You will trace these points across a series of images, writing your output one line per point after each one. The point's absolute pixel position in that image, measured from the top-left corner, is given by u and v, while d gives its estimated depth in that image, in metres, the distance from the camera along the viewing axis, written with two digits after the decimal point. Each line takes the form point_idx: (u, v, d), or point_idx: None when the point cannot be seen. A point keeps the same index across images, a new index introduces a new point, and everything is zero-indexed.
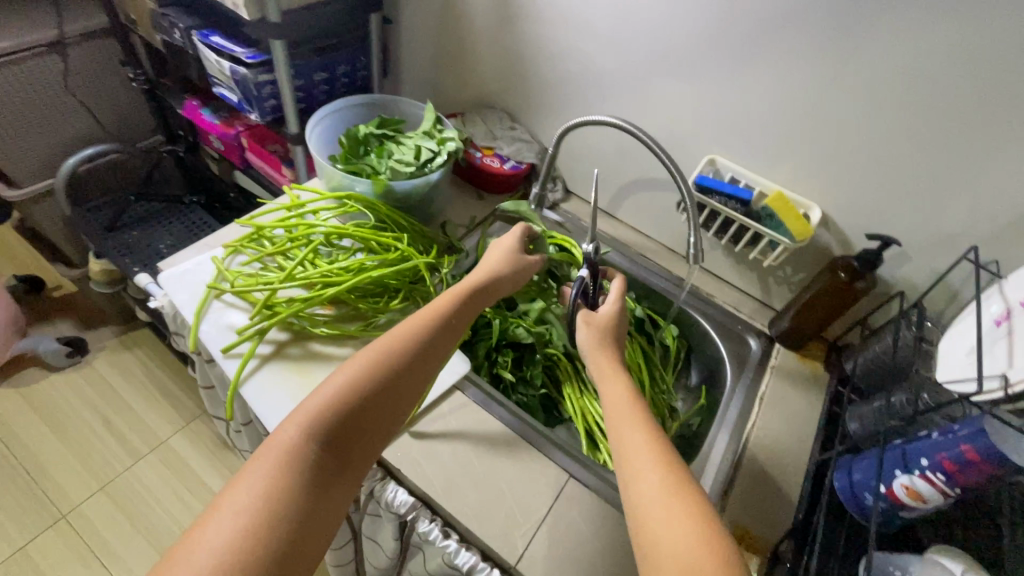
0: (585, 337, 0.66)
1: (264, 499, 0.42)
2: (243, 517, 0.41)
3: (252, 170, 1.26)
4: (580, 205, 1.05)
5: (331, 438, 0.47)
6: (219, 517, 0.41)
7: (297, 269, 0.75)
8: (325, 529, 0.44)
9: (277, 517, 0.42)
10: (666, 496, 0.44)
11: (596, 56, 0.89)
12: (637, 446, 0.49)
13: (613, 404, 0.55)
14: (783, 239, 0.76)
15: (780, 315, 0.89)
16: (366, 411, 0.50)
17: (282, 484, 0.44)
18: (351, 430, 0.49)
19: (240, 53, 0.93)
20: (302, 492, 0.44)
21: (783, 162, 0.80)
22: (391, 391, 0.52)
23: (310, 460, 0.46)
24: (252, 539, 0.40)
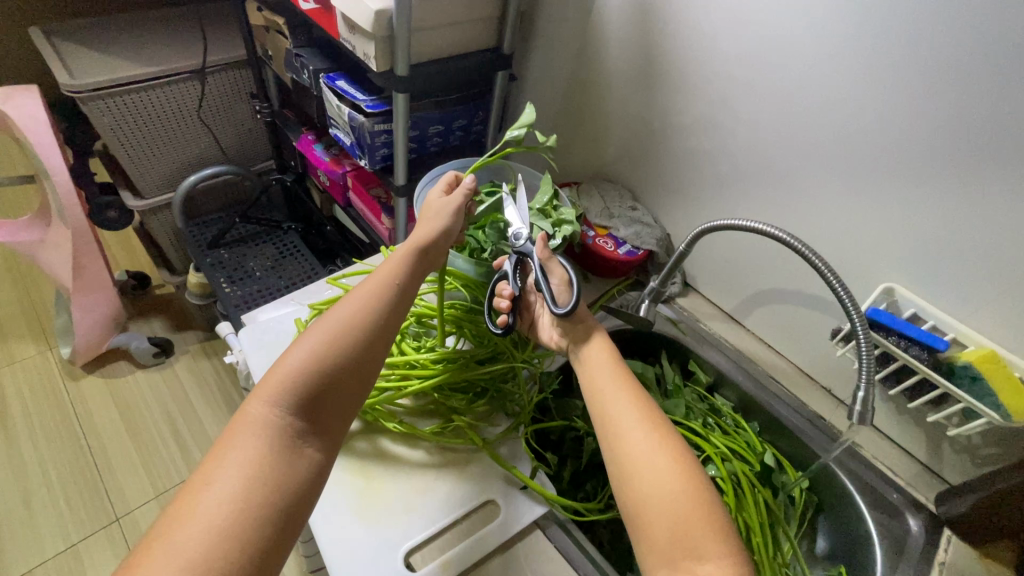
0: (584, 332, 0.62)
1: (249, 470, 0.46)
2: (231, 490, 0.44)
3: (352, 209, 1.24)
4: (699, 303, 0.91)
5: (300, 406, 0.50)
6: (202, 496, 0.43)
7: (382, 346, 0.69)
8: (313, 486, 0.48)
9: (261, 485, 0.45)
10: (670, 477, 0.47)
11: (746, 144, 0.77)
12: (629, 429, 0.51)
13: (602, 381, 0.56)
14: (991, 413, 0.58)
15: (955, 492, 0.68)
16: (333, 379, 0.52)
17: (260, 457, 0.47)
18: (321, 398, 0.51)
19: (362, 101, 0.91)
20: (281, 455, 0.47)
21: (995, 308, 0.61)
22: (351, 355, 0.53)
23: (283, 426, 0.49)
24: (242, 509, 0.43)
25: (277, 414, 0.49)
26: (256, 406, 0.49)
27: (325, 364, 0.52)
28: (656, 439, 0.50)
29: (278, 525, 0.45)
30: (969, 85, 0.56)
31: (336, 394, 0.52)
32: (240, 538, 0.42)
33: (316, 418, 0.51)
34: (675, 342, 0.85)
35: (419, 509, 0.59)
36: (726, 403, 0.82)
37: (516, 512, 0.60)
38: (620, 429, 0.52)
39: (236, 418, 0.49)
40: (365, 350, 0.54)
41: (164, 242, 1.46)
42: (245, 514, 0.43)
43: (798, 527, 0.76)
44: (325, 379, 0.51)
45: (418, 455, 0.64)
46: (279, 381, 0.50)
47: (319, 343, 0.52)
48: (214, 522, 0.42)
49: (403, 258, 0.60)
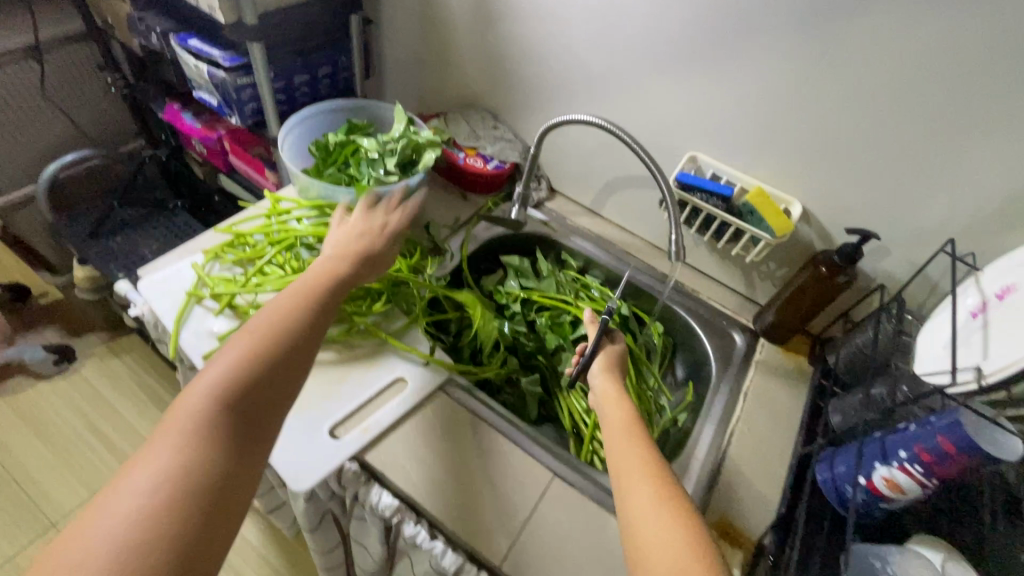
0: (608, 392, 0.66)
1: (171, 468, 0.43)
2: (150, 489, 0.41)
3: (237, 173, 1.25)
4: (565, 203, 1.05)
5: (236, 410, 0.48)
6: (117, 495, 0.40)
7: (280, 273, 0.76)
8: (241, 493, 0.45)
9: (182, 485, 0.42)
10: (652, 500, 0.48)
11: (574, 54, 0.89)
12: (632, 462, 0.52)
13: (614, 430, 0.59)
14: (764, 235, 0.77)
15: (764, 309, 0.89)
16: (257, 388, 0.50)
17: (184, 455, 0.44)
18: (250, 407, 0.49)
19: (217, 56, 0.93)
20: (205, 458, 0.45)
21: (764, 158, 0.80)
22: (280, 367, 0.53)
23: (211, 429, 0.46)
24: (165, 510, 0.40)
25: (211, 415, 0.47)
26: (182, 407, 0.47)
27: (256, 369, 0.51)
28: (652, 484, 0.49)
29: (196, 530, 0.41)
30: None
31: (261, 406, 0.50)
32: (161, 540, 0.39)
33: (250, 424, 0.49)
34: (545, 238, 0.99)
35: (337, 395, 0.69)
36: (596, 280, 0.98)
37: (421, 383, 0.72)
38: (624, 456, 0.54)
39: (163, 421, 0.46)
40: (295, 360, 0.54)
41: (37, 242, 1.38)
42: (169, 513, 0.40)
43: (661, 364, 0.94)
44: (258, 381, 0.51)
45: (330, 356, 0.73)
46: (208, 387, 0.49)
47: (251, 349, 0.52)
48: (135, 523, 0.39)
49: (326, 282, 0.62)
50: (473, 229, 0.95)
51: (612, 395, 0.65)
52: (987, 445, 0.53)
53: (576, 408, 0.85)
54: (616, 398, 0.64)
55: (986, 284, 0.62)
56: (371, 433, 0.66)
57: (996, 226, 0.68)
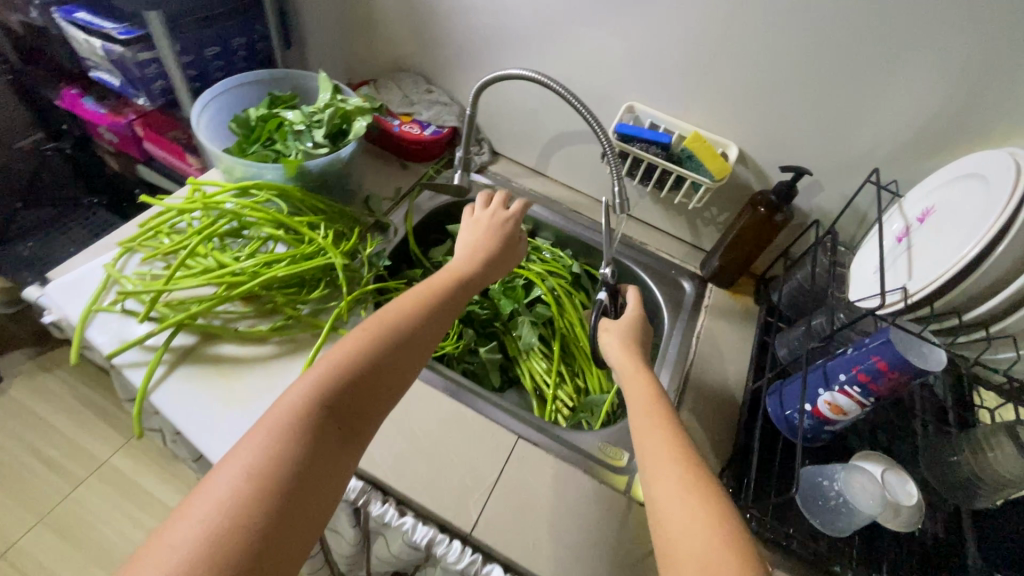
0: (623, 360, 0.66)
1: (279, 449, 0.43)
2: (258, 467, 0.42)
3: (154, 161, 1.16)
4: (509, 166, 1.03)
5: (346, 401, 0.48)
6: (228, 469, 0.41)
7: (203, 265, 0.70)
8: (330, 490, 0.44)
9: (286, 469, 0.42)
10: (685, 491, 0.47)
11: (504, 8, 0.85)
12: (655, 448, 0.52)
13: (638, 406, 0.58)
14: (703, 179, 0.77)
15: (710, 255, 0.91)
16: (368, 380, 0.50)
17: (293, 440, 0.44)
18: (355, 401, 0.49)
19: (111, 30, 0.83)
20: (308, 447, 0.44)
21: (700, 104, 0.80)
22: (386, 362, 0.52)
23: (318, 418, 0.46)
24: (256, 500, 0.40)
25: (317, 403, 0.46)
26: (295, 391, 0.47)
27: (371, 358, 0.51)
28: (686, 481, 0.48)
29: (289, 519, 0.40)
30: None
31: (364, 401, 0.49)
32: (259, 522, 0.39)
33: (353, 415, 0.48)
34: None
35: (282, 386, 0.65)
36: (546, 242, 0.97)
37: None
38: (643, 435, 0.54)
39: (277, 401, 0.47)
40: (411, 354, 0.54)
41: None
42: (259, 502, 0.40)
43: None
44: (371, 370, 0.51)
45: (269, 349, 0.68)
46: (323, 371, 0.49)
47: (373, 334, 0.53)
48: (225, 511, 0.39)
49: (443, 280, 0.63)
50: (416, 199, 0.92)
51: (632, 366, 0.64)
52: (915, 357, 0.55)
53: (537, 370, 0.86)
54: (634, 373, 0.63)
55: (908, 210, 0.66)
56: None
57: (915, 153, 0.72)
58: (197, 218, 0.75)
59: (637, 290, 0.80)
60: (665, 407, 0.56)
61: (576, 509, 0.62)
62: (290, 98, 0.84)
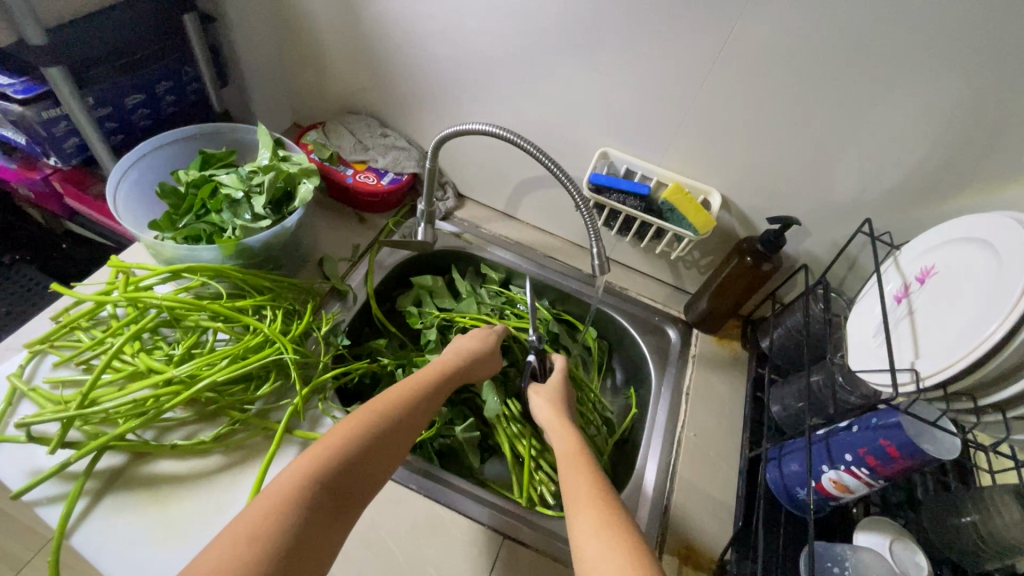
0: (546, 416, 0.69)
1: (270, 521, 0.42)
2: (248, 538, 0.41)
3: (80, 217, 1.04)
4: (477, 210, 0.96)
5: (343, 475, 0.49)
6: (218, 541, 0.40)
7: (130, 369, 0.60)
8: (310, 570, 0.43)
9: (273, 543, 0.41)
10: (597, 526, 0.47)
11: (460, 47, 0.78)
12: (579, 491, 0.52)
13: (564, 462, 0.59)
14: (686, 233, 0.72)
15: (695, 298, 0.86)
16: (362, 463, 0.51)
17: (285, 513, 0.44)
18: (346, 481, 0.49)
19: (6, 86, 0.72)
20: (299, 525, 0.44)
21: (678, 148, 0.75)
22: (381, 447, 0.53)
23: (312, 494, 0.46)
24: (257, 563, 0.40)
25: (313, 477, 0.47)
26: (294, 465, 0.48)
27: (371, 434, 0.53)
28: (598, 521, 0.47)
29: None
30: None
31: (355, 484, 0.50)
32: None
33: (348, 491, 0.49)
34: (459, 253, 0.90)
35: (230, 508, 0.57)
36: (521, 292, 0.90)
37: None
38: (571, 481, 0.55)
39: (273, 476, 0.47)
40: (405, 436, 0.56)
41: None
42: (257, 565, 0.39)
43: (598, 370, 0.90)
44: (369, 447, 0.52)
45: (214, 462, 0.60)
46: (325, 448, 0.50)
47: (377, 411, 0.55)
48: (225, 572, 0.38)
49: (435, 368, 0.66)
50: (377, 256, 0.84)
51: (558, 422, 0.67)
52: (930, 445, 0.52)
53: (518, 439, 0.79)
54: (563, 429, 0.65)
55: (905, 266, 0.62)
56: None
57: (909, 199, 0.67)
58: (121, 307, 0.66)
59: (563, 360, 0.79)
60: (589, 458, 0.58)
61: None
62: (225, 155, 0.75)
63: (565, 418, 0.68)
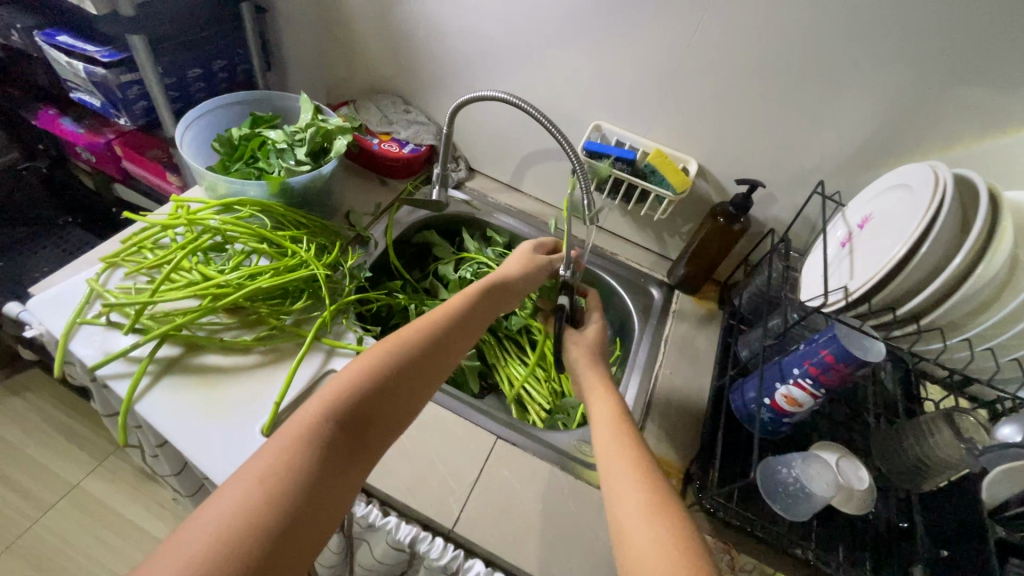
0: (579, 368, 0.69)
1: (286, 467, 0.45)
2: (265, 484, 0.43)
3: (133, 180, 1.17)
4: (485, 182, 1.08)
5: (357, 419, 0.50)
6: (236, 484, 0.42)
7: (187, 279, 0.72)
8: (331, 507, 0.46)
9: (291, 486, 0.44)
10: (643, 515, 0.46)
11: (475, 35, 0.91)
12: (618, 468, 0.52)
13: (604, 425, 0.58)
14: (665, 192, 0.83)
15: (676, 264, 0.97)
16: (378, 404, 0.52)
17: (301, 457, 0.46)
18: (365, 419, 0.51)
19: (94, 53, 0.85)
20: (315, 466, 0.46)
21: (661, 123, 0.86)
22: (398, 386, 0.54)
23: (328, 435, 0.48)
24: (265, 510, 0.41)
25: (328, 419, 0.49)
26: (312, 407, 0.49)
27: (386, 381, 0.53)
28: (645, 503, 0.48)
29: (284, 536, 0.41)
30: None
31: (375, 422, 0.52)
32: (260, 536, 0.40)
33: (363, 433, 0.50)
34: (468, 218, 1.01)
35: (267, 393, 0.67)
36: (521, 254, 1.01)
37: None
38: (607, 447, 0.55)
39: (292, 417, 0.49)
40: (422, 379, 0.56)
41: None
42: (270, 513, 0.42)
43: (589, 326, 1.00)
44: (384, 394, 0.53)
45: (254, 358, 0.70)
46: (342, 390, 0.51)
47: (394, 352, 0.55)
48: (236, 519, 0.40)
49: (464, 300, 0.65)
50: (396, 213, 0.96)
51: (599, 387, 0.65)
52: (857, 350, 0.61)
53: (515, 376, 0.89)
54: (605, 393, 0.63)
55: (850, 218, 0.72)
56: None
57: (856, 165, 0.78)
58: (180, 233, 0.77)
59: (595, 299, 0.83)
60: (633, 431, 0.56)
61: (552, 504, 0.65)
62: (271, 118, 0.87)
63: (602, 368, 0.69)
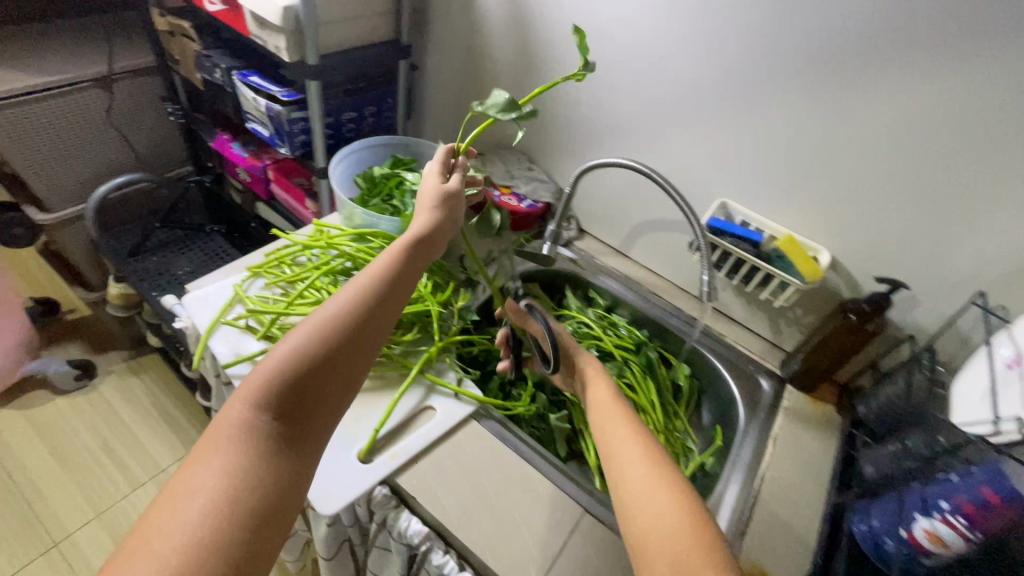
0: (592, 377, 0.68)
1: (229, 472, 0.45)
2: (208, 493, 0.44)
3: (276, 202, 1.30)
4: (594, 243, 1.09)
5: (284, 407, 0.50)
6: (181, 497, 0.43)
7: (316, 297, 0.77)
8: (294, 489, 0.48)
9: (244, 486, 0.45)
10: (649, 484, 0.50)
11: (608, 105, 0.94)
12: (626, 447, 0.55)
13: (601, 410, 0.61)
14: (794, 280, 0.79)
15: (791, 355, 0.90)
16: (310, 383, 0.51)
17: (242, 456, 0.47)
18: (299, 400, 0.51)
19: (277, 92, 0.99)
20: (260, 462, 0.47)
21: (792, 208, 0.83)
22: (333, 363, 0.53)
23: (265, 428, 0.49)
24: (227, 510, 0.43)
25: (260, 415, 0.49)
26: (238, 407, 0.49)
27: (310, 361, 0.52)
28: (652, 475, 0.51)
29: (247, 529, 0.43)
30: (755, 36, 0.75)
31: (315, 399, 0.52)
32: (223, 537, 0.42)
33: (297, 418, 0.51)
34: (574, 276, 1.02)
35: (368, 419, 0.70)
36: (623, 319, 0.99)
37: (450, 414, 0.72)
38: (625, 468, 0.53)
39: (219, 421, 0.49)
40: (353, 349, 0.54)
41: (79, 259, 1.44)
42: (233, 514, 0.43)
43: (685, 408, 0.94)
44: (313, 375, 0.52)
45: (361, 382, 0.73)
46: (264, 383, 0.50)
47: (312, 332, 0.53)
48: (193, 528, 0.41)
49: (391, 256, 0.61)
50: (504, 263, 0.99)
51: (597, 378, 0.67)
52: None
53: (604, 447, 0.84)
54: (600, 381, 0.66)
55: (1019, 335, 0.63)
56: (400, 458, 0.66)
57: None
58: (316, 254, 0.84)
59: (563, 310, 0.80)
60: (629, 410, 0.60)
61: None
62: (410, 160, 0.95)
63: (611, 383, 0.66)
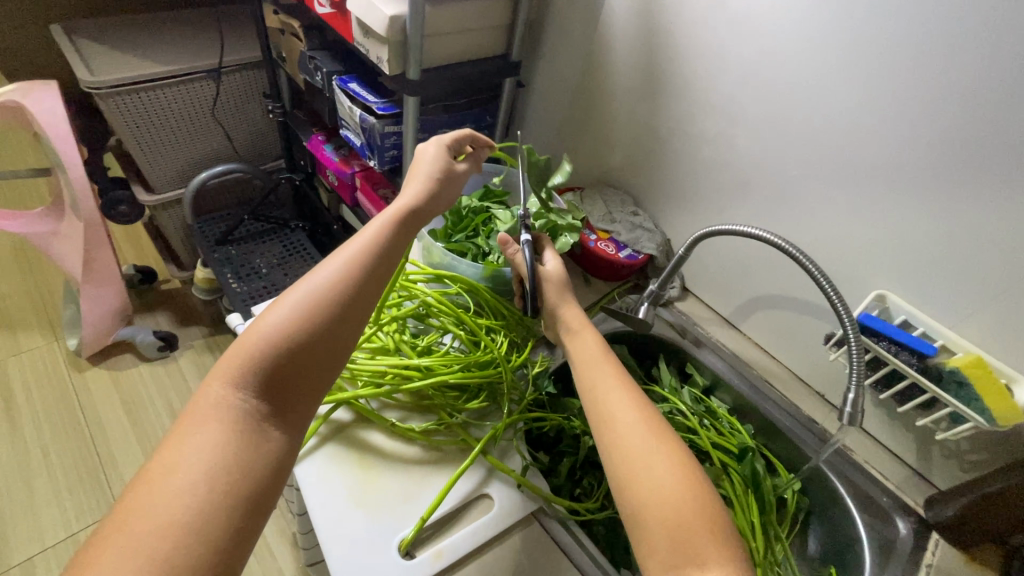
0: (573, 326, 0.61)
1: (213, 457, 0.43)
2: (190, 479, 0.41)
3: (359, 209, 1.25)
4: (699, 308, 0.94)
5: (266, 384, 0.48)
6: (160, 482, 0.40)
7: (384, 341, 0.71)
8: (280, 471, 0.46)
9: (225, 471, 0.42)
10: (647, 447, 0.47)
11: (742, 154, 0.79)
12: (618, 406, 0.51)
13: (589, 367, 0.56)
14: (978, 417, 0.60)
15: (943, 497, 0.69)
16: (297, 360, 0.49)
17: (224, 438, 0.44)
18: (282, 377, 0.49)
19: (373, 104, 0.93)
20: (242, 444, 0.44)
21: (981, 319, 0.64)
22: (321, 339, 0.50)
23: (246, 407, 0.46)
24: (213, 496, 0.41)
25: (240, 395, 0.47)
26: (218, 387, 0.47)
27: (301, 335, 0.49)
28: (651, 438, 0.48)
29: (239, 514, 0.41)
30: (962, 96, 0.57)
31: (303, 376, 0.50)
32: (207, 523, 0.40)
33: (282, 397, 0.49)
34: (672, 345, 0.87)
35: (416, 500, 0.60)
36: (722, 405, 0.83)
37: (509, 508, 0.61)
38: (615, 426, 0.49)
39: (198, 400, 0.46)
40: (344, 325, 0.52)
41: (173, 238, 1.48)
42: (220, 499, 0.41)
43: (790, 529, 0.76)
44: (300, 349, 0.49)
45: (415, 451, 0.65)
46: (244, 360, 0.48)
47: (298, 309, 0.50)
48: (173, 517, 0.39)
49: (382, 231, 0.57)
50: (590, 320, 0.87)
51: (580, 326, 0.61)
52: None
53: None
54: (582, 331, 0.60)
55: None
56: (445, 559, 0.56)
57: None
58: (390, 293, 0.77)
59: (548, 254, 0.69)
60: (619, 368, 0.55)
61: None
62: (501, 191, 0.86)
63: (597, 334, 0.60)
